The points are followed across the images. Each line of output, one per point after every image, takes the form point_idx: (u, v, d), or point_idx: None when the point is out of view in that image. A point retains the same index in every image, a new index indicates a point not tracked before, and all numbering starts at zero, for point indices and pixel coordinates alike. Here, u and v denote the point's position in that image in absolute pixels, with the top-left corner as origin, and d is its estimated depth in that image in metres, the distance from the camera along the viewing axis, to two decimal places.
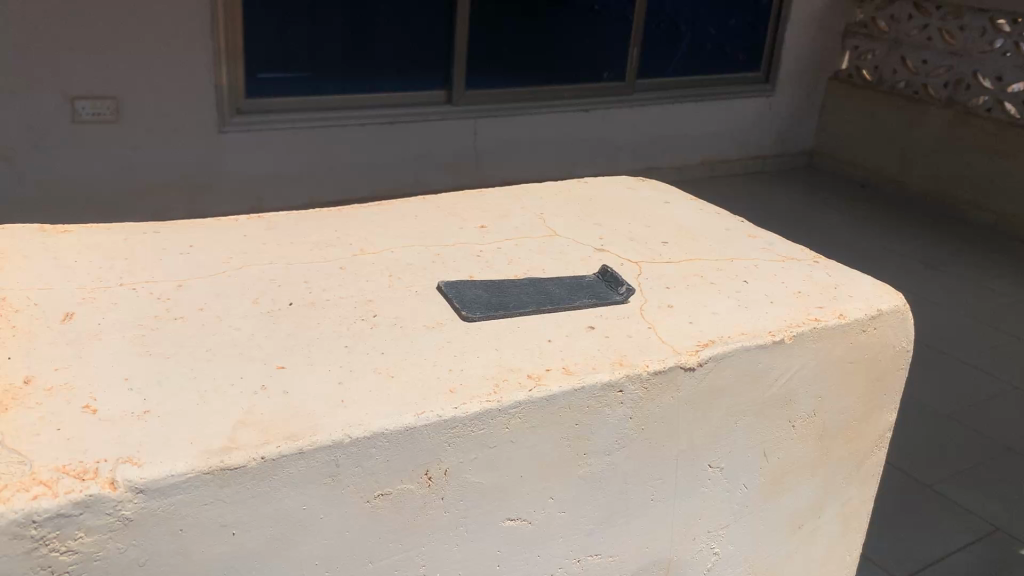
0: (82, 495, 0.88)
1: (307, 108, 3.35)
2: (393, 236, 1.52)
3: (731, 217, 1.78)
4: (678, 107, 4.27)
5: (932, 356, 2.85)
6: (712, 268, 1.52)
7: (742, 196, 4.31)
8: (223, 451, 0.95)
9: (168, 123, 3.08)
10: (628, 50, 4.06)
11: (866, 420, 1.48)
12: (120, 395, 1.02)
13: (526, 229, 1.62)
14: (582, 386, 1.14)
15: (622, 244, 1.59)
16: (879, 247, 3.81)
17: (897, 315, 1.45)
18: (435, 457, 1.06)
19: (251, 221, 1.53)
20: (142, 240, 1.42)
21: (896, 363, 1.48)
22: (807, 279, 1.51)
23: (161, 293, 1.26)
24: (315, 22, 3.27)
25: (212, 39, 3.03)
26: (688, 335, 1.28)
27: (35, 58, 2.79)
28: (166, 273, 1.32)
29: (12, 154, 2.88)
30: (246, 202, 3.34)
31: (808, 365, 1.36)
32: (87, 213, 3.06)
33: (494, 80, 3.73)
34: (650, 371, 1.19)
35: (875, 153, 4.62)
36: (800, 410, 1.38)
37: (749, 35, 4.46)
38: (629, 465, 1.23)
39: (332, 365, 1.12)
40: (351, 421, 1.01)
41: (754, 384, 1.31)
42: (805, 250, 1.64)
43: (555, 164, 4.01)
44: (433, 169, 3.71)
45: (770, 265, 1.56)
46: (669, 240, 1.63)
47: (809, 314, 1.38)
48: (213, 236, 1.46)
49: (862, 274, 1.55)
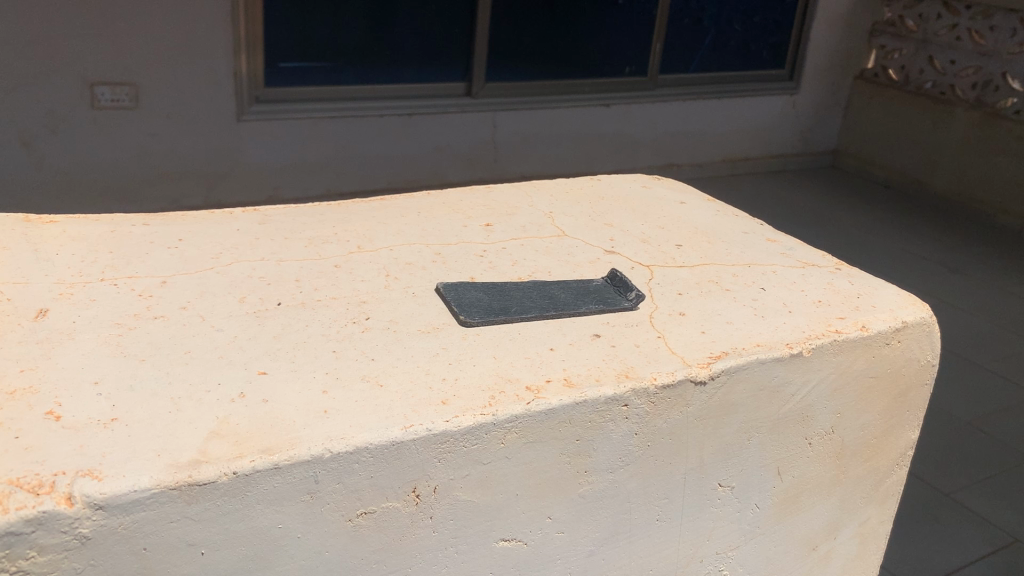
0: (34, 511, 0.85)
1: (326, 99, 3.33)
2: (396, 233, 1.50)
3: (747, 219, 1.75)
4: (698, 104, 4.22)
5: (953, 362, 2.80)
6: (728, 274, 1.49)
7: (763, 195, 4.26)
8: (192, 465, 0.92)
9: (186, 110, 3.07)
10: (650, 46, 4.02)
11: (887, 436, 1.45)
12: (87, 400, 1.00)
13: (535, 228, 1.59)
14: (585, 399, 1.11)
15: (633, 247, 1.56)
16: (902, 250, 3.75)
17: (923, 328, 1.41)
18: (423, 474, 1.04)
19: (246, 215, 1.51)
20: (128, 232, 1.41)
21: (920, 377, 1.45)
22: (827, 288, 1.48)
23: (142, 290, 1.24)
24: (336, 12, 3.25)
25: (232, 27, 3.02)
26: (698, 346, 1.25)
27: (55, 43, 2.79)
28: (149, 268, 1.30)
29: (30, 138, 2.88)
30: (262, 193, 3.33)
31: (826, 381, 1.32)
32: (104, 200, 3.06)
33: (515, 74, 3.71)
34: (659, 384, 1.16)
35: (900, 156, 4.55)
36: (816, 426, 1.35)
37: (773, 32, 4.41)
38: (633, 483, 1.20)
39: (318, 372, 1.10)
40: (334, 434, 0.98)
41: (771, 399, 1.28)
42: (827, 257, 1.61)
43: (571, 161, 3.98)
44: (451, 163, 3.68)
45: (788, 271, 1.53)
46: (683, 242, 1.60)
47: (829, 325, 1.34)
48: (207, 230, 1.44)
49: (884, 283, 1.51)
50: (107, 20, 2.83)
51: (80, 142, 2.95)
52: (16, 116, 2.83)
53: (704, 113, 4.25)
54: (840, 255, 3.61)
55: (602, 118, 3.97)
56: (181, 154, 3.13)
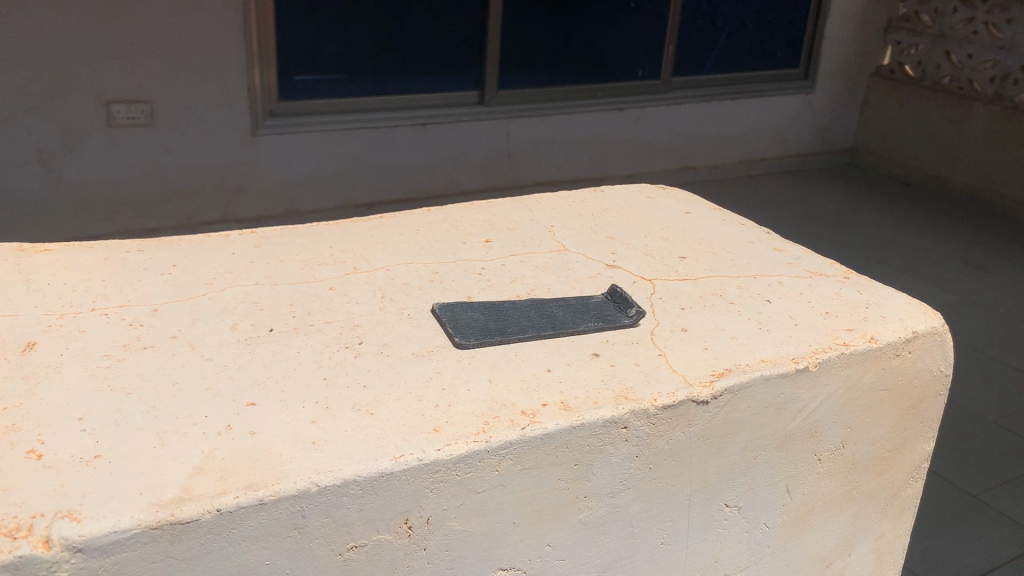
0: (10, 556, 0.85)
1: (336, 111, 3.34)
2: (390, 251, 1.50)
3: (755, 228, 1.73)
4: (712, 106, 4.20)
5: (974, 359, 2.77)
6: (732, 286, 1.47)
7: (779, 195, 4.23)
8: (175, 503, 0.92)
9: (202, 126, 3.09)
10: (664, 49, 4.01)
11: (900, 450, 1.43)
12: (70, 437, 1.00)
13: (535, 242, 1.59)
14: (582, 422, 1.10)
15: (635, 260, 1.55)
16: (922, 247, 3.71)
17: (935, 337, 1.39)
18: (415, 505, 1.03)
19: (242, 237, 1.52)
20: (121, 258, 1.42)
21: (934, 389, 1.43)
22: (836, 298, 1.46)
23: (134, 318, 1.25)
24: (349, 23, 3.27)
25: (245, 43, 3.05)
26: (699, 364, 1.23)
27: (73, 62, 2.82)
28: (142, 295, 1.31)
29: (49, 158, 2.89)
30: (278, 206, 3.34)
31: (835, 395, 1.31)
32: (123, 216, 3.08)
33: (526, 80, 3.71)
34: (658, 406, 1.14)
35: (918, 153, 4.50)
36: (826, 442, 1.33)
37: (787, 32, 4.39)
38: (635, 506, 1.19)
39: (306, 401, 1.09)
40: (321, 467, 0.98)
41: (777, 416, 1.26)
42: (835, 266, 1.59)
43: (586, 167, 3.96)
44: (464, 172, 3.68)
45: (796, 281, 1.51)
46: (686, 254, 1.58)
47: (836, 338, 1.32)
48: (201, 254, 1.45)
49: (895, 292, 1.49)
50: (122, 38, 2.86)
51: (97, 161, 2.97)
52: (34, 136, 2.85)
53: (717, 116, 4.23)
54: (859, 254, 3.58)
55: (615, 123, 3.95)
56: (197, 170, 3.15)
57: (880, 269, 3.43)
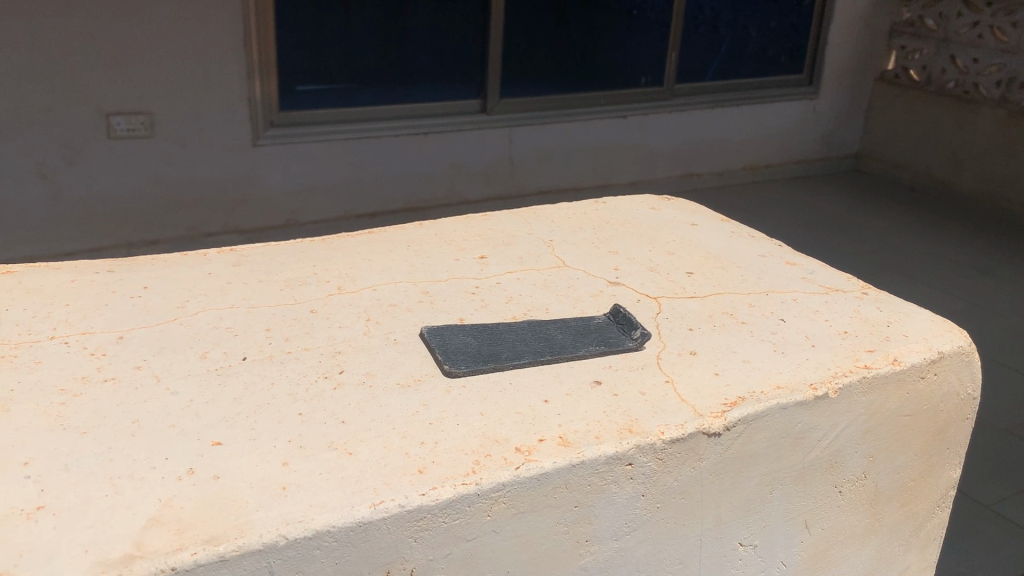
0: None
1: (338, 121, 3.32)
2: (377, 269, 1.48)
3: (765, 242, 1.70)
4: (718, 112, 4.17)
5: (986, 366, 2.73)
6: (743, 305, 1.44)
7: (785, 202, 4.20)
8: (124, 561, 0.88)
9: (202, 137, 3.07)
10: (667, 55, 3.99)
11: (927, 477, 1.40)
12: (16, 486, 0.96)
13: (534, 258, 1.56)
14: (584, 460, 1.06)
15: (640, 276, 1.52)
16: (930, 253, 3.67)
17: (961, 357, 1.36)
18: (398, 555, 1.00)
19: (220, 255, 1.50)
20: (89, 281, 1.39)
21: (961, 413, 1.40)
22: (854, 317, 1.42)
23: (97, 348, 1.22)
24: (350, 32, 3.26)
25: (245, 53, 3.03)
26: (711, 392, 1.20)
27: (71, 73, 2.79)
28: (107, 322, 1.28)
29: (49, 171, 2.86)
30: (280, 216, 3.32)
31: (856, 422, 1.27)
32: (124, 229, 3.06)
33: (529, 88, 3.69)
34: (666, 439, 1.11)
35: (924, 158, 4.47)
36: (846, 473, 1.30)
37: (790, 37, 4.37)
38: (642, 548, 1.15)
39: (278, 439, 1.06)
40: (290, 518, 0.94)
41: (794, 447, 1.23)
42: (850, 280, 1.56)
43: (591, 174, 3.93)
44: (468, 180, 3.65)
45: (810, 298, 1.48)
46: (693, 270, 1.55)
47: (857, 361, 1.29)
48: (174, 275, 1.42)
49: (916, 309, 1.46)
50: (122, 49, 2.84)
51: (96, 173, 2.94)
52: (35, 149, 2.82)
53: (720, 123, 4.20)
54: (867, 261, 3.54)
55: (620, 129, 3.92)
56: (197, 182, 3.12)
57: (889, 276, 3.40)
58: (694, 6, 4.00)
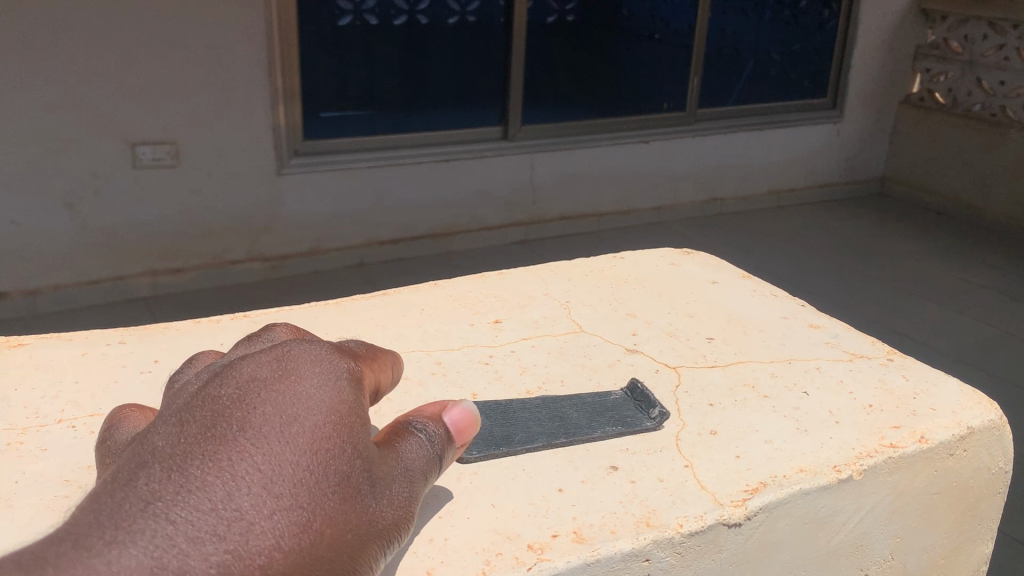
0: None
1: (361, 149, 3.34)
2: (392, 335, 1.48)
3: (787, 300, 1.69)
4: (741, 136, 4.15)
5: (1017, 394, 2.68)
6: (765, 374, 1.43)
7: (810, 226, 4.16)
8: None
9: (227, 167, 3.09)
10: (689, 80, 3.99)
11: (957, 553, 1.39)
12: None
13: (550, 323, 1.55)
14: (600, 558, 1.03)
15: (658, 342, 1.51)
16: (958, 278, 3.62)
17: (990, 432, 1.34)
18: None
19: (234, 321, 1.51)
20: (100, 354, 1.41)
21: (991, 487, 1.39)
22: (879, 387, 1.40)
23: (104, 431, 1.21)
24: (373, 60, 3.29)
25: (269, 82, 3.06)
26: (732, 478, 1.17)
27: (98, 104, 2.83)
28: (115, 402, 1.28)
29: (76, 201, 2.89)
30: (304, 245, 3.33)
31: (882, 503, 1.26)
32: (149, 258, 3.08)
33: (551, 114, 3.70)
34: (684, 532, 1.08)
35: (950, 182, 4.41)
36: (872, 556, 1.29)
37: (813, 60, 4.36)
38: None
39: None
40: None
41: (818, 532, 1.22)
42: (874, 344, 1.54)
43: (614, 199, 3.92)
44: (491, 207, 3.65)
45: (833, 366, 1.46)
46: (713, 334, 1.54)
47: (883, 439, 1.26)
48: (185, 347, 1.43)
49: (942, 376, 1.44)
50: (148, 80, 2.87)
51: (123, 202, 2.97)
52: (62, 180, 2.85)
53: (743, 148, 4.18)
54: (893, 286, 3.50)
55: (643, 155, 3.91)
56: (221, 211, 3.14)
57: (915, 302, 3.35)
58: (716, 30, 4.00)
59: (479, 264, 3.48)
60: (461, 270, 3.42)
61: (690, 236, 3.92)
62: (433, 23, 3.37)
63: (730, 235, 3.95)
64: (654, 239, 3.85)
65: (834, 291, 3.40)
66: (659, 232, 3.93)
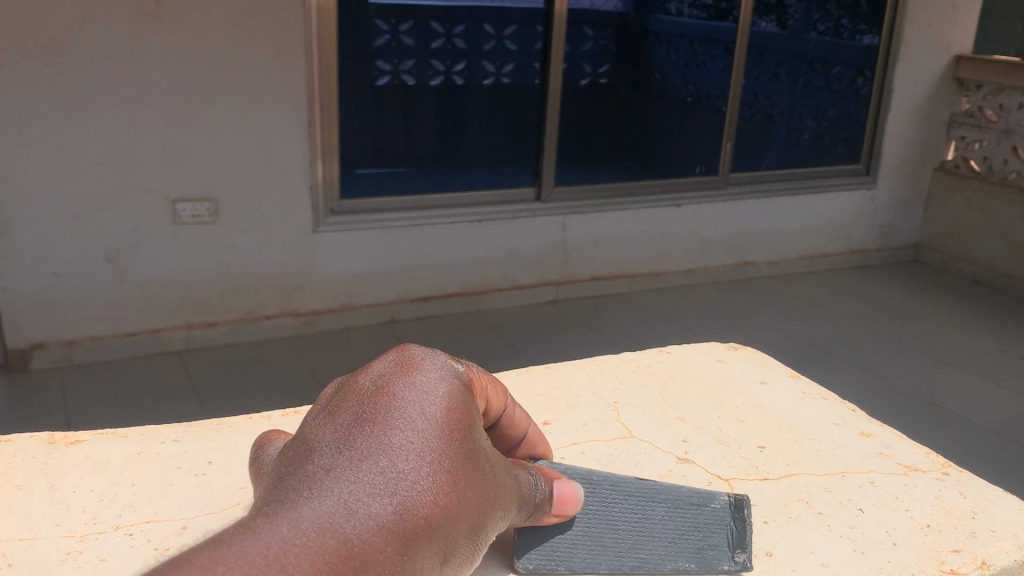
0: None
1: (396, 208, 3.39)
2: None
3: (838, 406, 1.71)
4: (773, 201, 4.16)
5: None
6: (821, 489, 1.44)
7: (843, 292, 4.13)
8: None
9: (264, 224, 3.14)
10: (721, 145, 4.02)
11: None
12: None
13: (600, 428, 1.57)
14: None
15: (708, 452, 1.52)
16: (993, 350, 3.53)
17: None
18: None
19: (287, 417, 1.59)
20: (154, 454, 1.48)
21: None
22: (936, 505, 1.41)
23: (162, 540, 1.25)
24: (411, 121, 3.36)
25: (309, 139, 3.11)
26: None
27: (141, 161, 2.89)
28: (172, 509, 1.33)
29: (115, 255, 2.95)
30: (337, 301, 3.36)
31: None
32: (183, 312, 3.11)
33: (583, 177, 3.73)
34: None
35: (986, 249, 4.36)
36: None
37: (847, 126, 4.38)
38: None
39: None
40: None
41: None
42: (927, 458, 1.56)
43: (645, 261, 3.92)
44: (522, 267, 3.66)
45: (888, 481, 1.48)
46: (765, 444, 1.56)
47: (945, 564, 1.26)
48: (242, 447, 1.50)
49: (996, 494, 1.45)
50: (191, 138, 2.93)
51: (160, 258, 3.02)
52: (103, 233, 2.91)
53: (775, 213, 4.18)
54: (925, 357, 3.42)
55: (675, 218, 3.92)
56: (258, 268, 3.18)
57: (948, 374, 3.26)
58: (749, 95, 4.04)
59: (509, 324, 3.46)
60: (489, 330, 3.40)
61: (721, 301, 3.90)
62: (468, 84, 3.43)
63: (761, 300, 3.92)
64: (684, 302, 3.82)
65: (866, 359, 3.34)
66: (690, 296, 3.91)
